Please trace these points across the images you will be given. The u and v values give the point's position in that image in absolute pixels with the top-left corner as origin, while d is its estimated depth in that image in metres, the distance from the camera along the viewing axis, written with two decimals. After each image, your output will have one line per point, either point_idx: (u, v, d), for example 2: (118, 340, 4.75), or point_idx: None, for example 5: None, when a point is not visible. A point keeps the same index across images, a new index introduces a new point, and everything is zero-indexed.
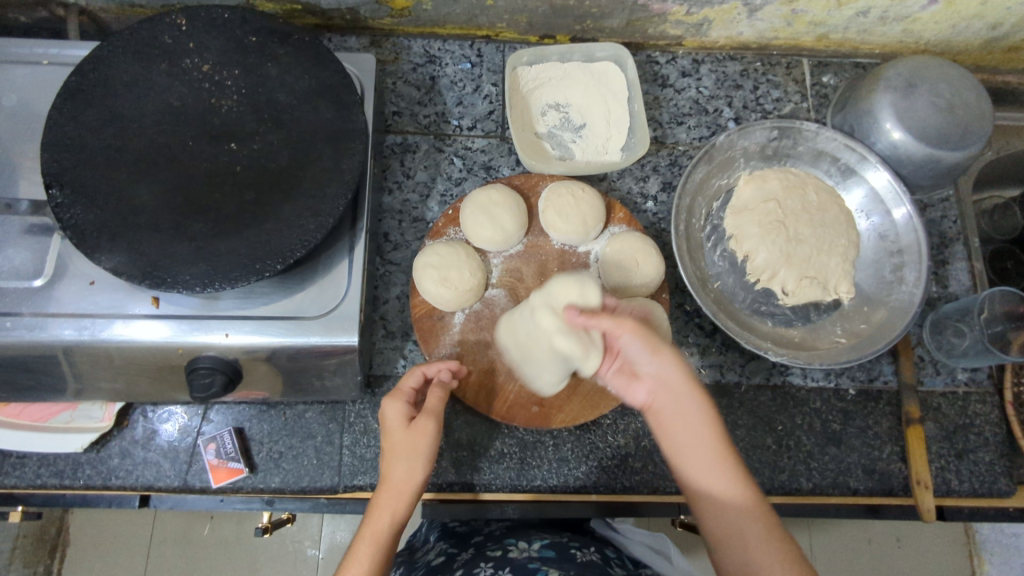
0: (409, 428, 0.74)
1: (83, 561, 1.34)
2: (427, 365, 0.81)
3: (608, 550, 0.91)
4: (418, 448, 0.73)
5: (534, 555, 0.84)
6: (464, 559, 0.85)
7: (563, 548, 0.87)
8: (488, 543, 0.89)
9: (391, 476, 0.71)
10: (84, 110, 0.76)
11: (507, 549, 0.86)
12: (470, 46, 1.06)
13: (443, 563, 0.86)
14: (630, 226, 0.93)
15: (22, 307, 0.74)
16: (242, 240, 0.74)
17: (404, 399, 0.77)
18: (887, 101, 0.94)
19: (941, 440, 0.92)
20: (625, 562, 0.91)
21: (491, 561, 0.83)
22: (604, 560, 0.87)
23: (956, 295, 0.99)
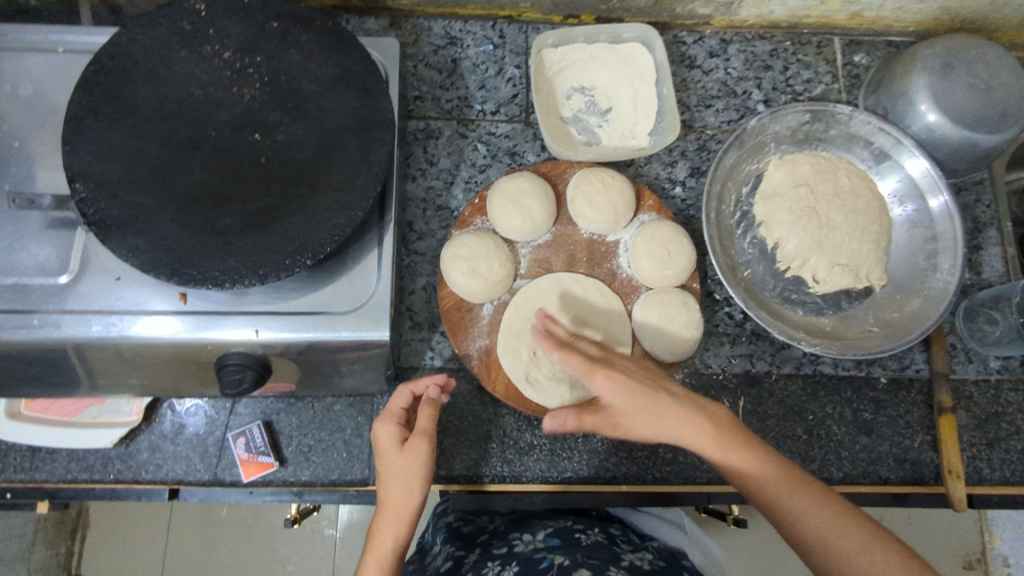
0: (402, 450, 0.74)
1: (103, 540, 1.35)
2: (416, 382, 0.80)
3: (611, 529, 0.90)
4: (414, 468, 0.74)
5: (540, 545, 0.83)
6: (471, 560, 0.84)
7: (568, 533, 0.86)
8: (494, 542, 0.88)
9: (387, 499, 0.73)
10: (104, 101, 0.74)
11: (512, 545, 0.84)
12: (492, 27, 1.03)
13: (452, 567, 0.85)
14: (660, 213, 0.91)
15: (48, 305, 0.73)
16: (270, 235, 0.72)
17: (394, 420, 0.77)
18: (924, 82, 0.92)
19: (972, 429, 0.92)
20: (631, 539, 0.90)
21: (497, 560, 0.81)
22: (608, 540, 0.86)
23: (989, 281, 0.98)
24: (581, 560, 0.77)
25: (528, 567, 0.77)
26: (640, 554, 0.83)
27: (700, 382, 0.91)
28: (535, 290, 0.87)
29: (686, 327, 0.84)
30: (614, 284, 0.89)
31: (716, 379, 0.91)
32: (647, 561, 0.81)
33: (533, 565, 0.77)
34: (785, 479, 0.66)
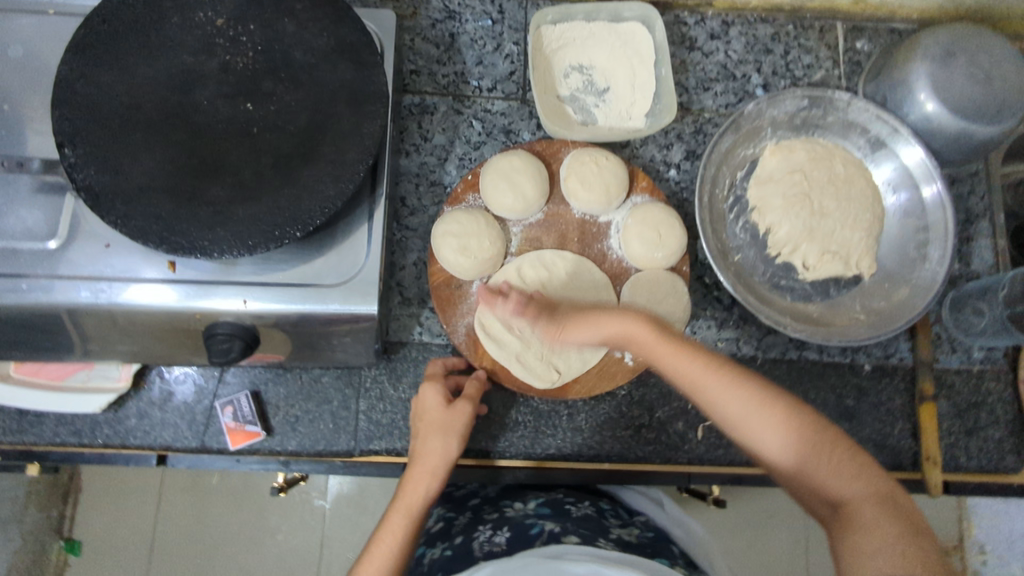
0: (449, 408, 0.79)
1: (92, 505, 1.36)
2: (447, 357, 0.88)
3: (600, 502, 0.92)
4: (452, 428, 0.78)
5: (530, 513, 0.85)
6: (462, 524, 0.87)
7: (559, 504, 0.87)
8: (484, 505, 0.90)
9: (425, 453, 0.76)
10: (95, 65, 0.74)
11: (504, 511, 0.86)
12: (492, 2, 1.02)
13: (443, 529, 0.88)
14: (653, 196, 0.91)
15: (35, 268, 0.73)
16: (260, 205, 0.72)
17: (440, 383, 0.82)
18: (924, 71, 0.91)
19: (952, 417, 0.93)
20: (619, 513, 0.91)
21: (489, 523, 0.83)
22: (598, 514, 0.87)
23: (978, 273, 0.98)
24: (571, 528, 0.79)
25: (518, 533, 0.79)
26: (628, 529, 0.85)
27: None
28: (522, 272, 0.86)
29: (674, 309, 0.85)
30: (604, 264, 0.89)
31: None
32: (636, 536, 0.83)
33: (523, 531, 0.79)
34: (772, 409, 0.66)
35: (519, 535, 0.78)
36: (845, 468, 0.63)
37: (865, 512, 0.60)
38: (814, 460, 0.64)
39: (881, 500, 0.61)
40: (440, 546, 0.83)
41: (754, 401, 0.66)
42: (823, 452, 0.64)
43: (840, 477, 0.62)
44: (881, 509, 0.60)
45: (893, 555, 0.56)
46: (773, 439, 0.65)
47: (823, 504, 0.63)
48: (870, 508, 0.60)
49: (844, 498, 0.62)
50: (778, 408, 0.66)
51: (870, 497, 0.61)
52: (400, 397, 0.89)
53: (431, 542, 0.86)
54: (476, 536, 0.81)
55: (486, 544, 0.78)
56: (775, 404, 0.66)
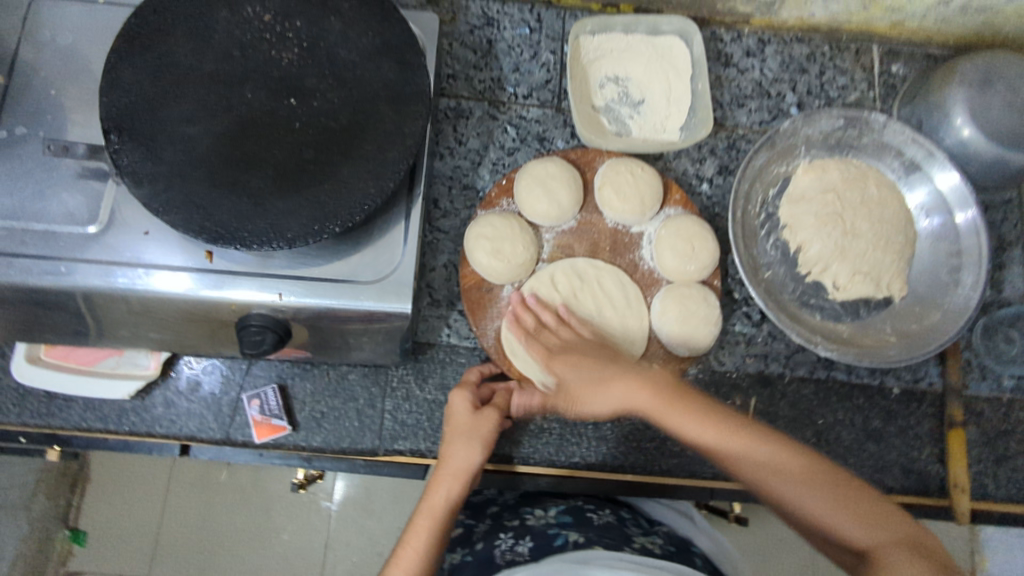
0: (476, 414, 0.79)
1: (104, 496, 1.36)
2: (484, 364, 0.88)
3: (621, 512, 0.91)
4: (479, 433, 0.78)
5: (552, 522, 0.84)
6: (482, 531, 0.88)
7: (580, 512, 0.87)
8: (505, 513, 0.90)
9: (451, 458, 0.76)
10: (144, 55, 0.75)
11: (524, 518, 0.86)
12: (530, 11, 1.03)
13: (463, 535, 0.89)
14: (686, 209, 0.91)
15: (75, 252, 0.73)
16: (300, 199, 0.72)
17: (470, 391, 0.82)
18: (962, 95, 0.92)
19: (981, 445, 0.92)
20: (641, 523, 0.90)
21: (510, 531, 0.84)
22: (619, 522, 0.86)
23: (1010, 300, 0.97)
24: (595, 539, 0.78)
25: (542, 543, 0.79)
26: (650, 538, 0.84)
27: (713, 378, 0.91)
28: (552, 277, 0.87)
29: (705, 323, 0.84)
30: (635, 275, 0.89)
31: (729, 378, 0.91)
32: (659, 545, 0.82)
33: (547, 540, 0.79)
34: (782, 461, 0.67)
35: (542, 544, 0.78)
36: (865, 516, 0.63)
37: (883, 550, 0.60)
38: (830, 507, 0.64)
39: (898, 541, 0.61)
40: (460, 552, 0.85)
41: (765, 459, 0.67)
42: (830, 494, 0.64)
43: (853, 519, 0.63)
44: (900, 548, 0.60)
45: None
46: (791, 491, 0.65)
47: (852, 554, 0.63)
48: (892, 548, 0.60)
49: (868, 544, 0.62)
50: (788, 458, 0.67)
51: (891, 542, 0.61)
52: (425, 398, 0.89)
53: (451, 547, 0.87)
54: (498, 545, 0.81)
55: (509, 552, 0.79)
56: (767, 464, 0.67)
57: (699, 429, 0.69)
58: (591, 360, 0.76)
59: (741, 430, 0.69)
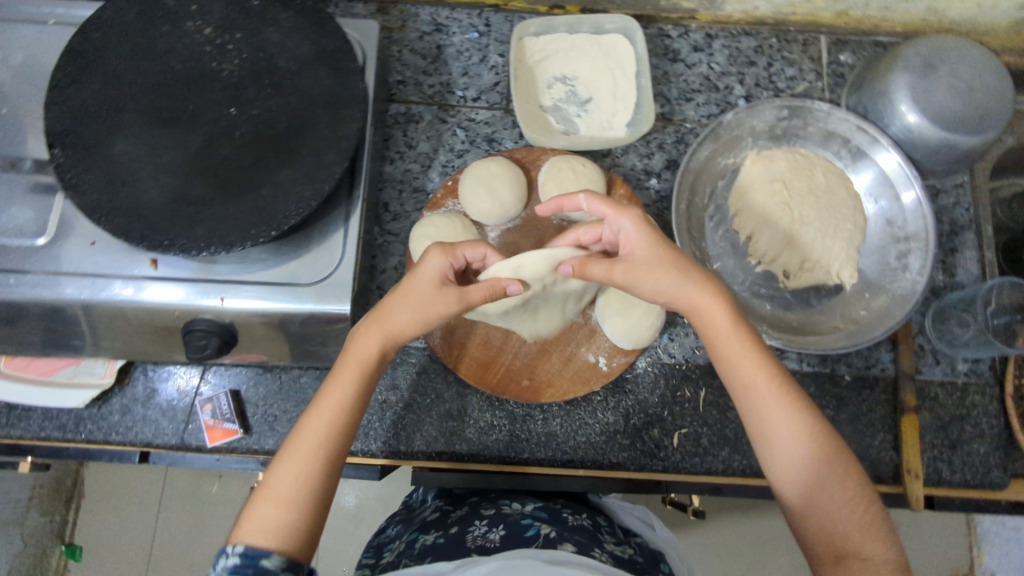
0: (442, 291, 0.70)
1: (95, 513, 1.38)
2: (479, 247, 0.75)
3: (597, 518, 0.90)
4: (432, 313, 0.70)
5: (527, 514, 0.84)
6: (458, 515, 0.85)
7: (554, 512, 0.86)
8: (483, 502, 0.88)
9: (391, 318, 0.70)
10: (87, 71, 0.77)
11: (501, 508, 0.85)
12: (478, 15, 1.05)
13: (437, 518, 0.86)
14: (630, 203, 0.92)
15: (26, 263, 0.75)
16: (237, 205, 0.74)
17: (450, 261, 0.72)
18: (903, 81, 0.92)
19: (936, 430, 0.91)
20: (614, 532, 0.90)
21: (484, 519, 0.83)
22: (594, 527, 0.86)
23: (962, 284, 0.97)
24: (566, 536, 0.79)
25: (513, 533, 0.79)
26: (622, 547, 0.83)
27: (662, 370, 0.92)
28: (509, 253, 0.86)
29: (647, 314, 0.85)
30: None
31: (679, 369, 0.92)
32: (628, 553, 0.81)
33: (518, 531, 0.79)
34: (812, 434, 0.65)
35: (514, 536, 0.78)
36: (862, 521, 0.62)
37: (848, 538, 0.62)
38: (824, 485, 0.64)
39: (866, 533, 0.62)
40: (433, 534, 0.81)
41: (802, 428, 0.65)
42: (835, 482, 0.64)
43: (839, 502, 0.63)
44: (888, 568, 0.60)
45: None
46: (797, 460, 0.65)
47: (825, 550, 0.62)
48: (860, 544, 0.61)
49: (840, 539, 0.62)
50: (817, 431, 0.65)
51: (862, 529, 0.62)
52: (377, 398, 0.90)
53: (424, 527, 0.85)
54: (470, 531, 0.80)
55: (479, 539, 0.78)
56: (802, 431, 0.65)
57: (747, 372, 0.68)
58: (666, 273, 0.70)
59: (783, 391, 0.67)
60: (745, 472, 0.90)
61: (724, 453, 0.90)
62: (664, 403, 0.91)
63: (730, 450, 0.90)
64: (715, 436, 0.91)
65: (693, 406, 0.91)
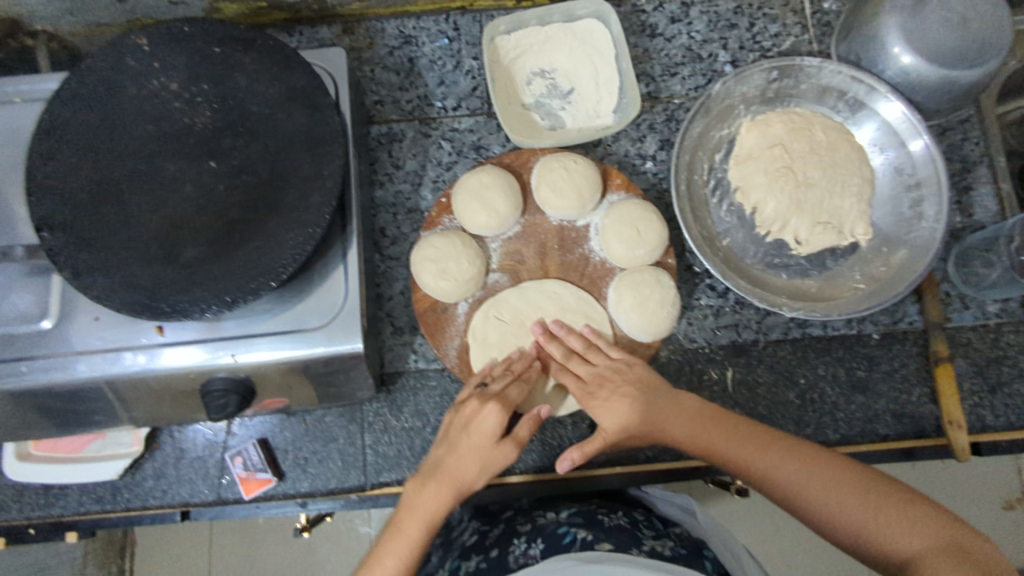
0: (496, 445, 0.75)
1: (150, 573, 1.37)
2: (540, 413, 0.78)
3: (636, 513, 0.89)
4: (489, 462, 0.74)
5: (563, 521, 0.84)
6: (496, 535, 0.85)
7: (591, 514, 0.86)
8: (518, 516, 0.88)
9: (451, 468, 0.73)
10: (61, 147, 0.76)
11: (536, 520, 0.85)
12: (446, 20, 1.02)
13: (476, 541, 0.87)
14: (629, 191, 0.90)
15: (35, 350, 0.75)
16: (233, 261, 0.73)
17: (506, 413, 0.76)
18: (895, 22, 0.87)
19: (973, 376, 0.89)
20: (654, 524, 0.88)
21: (521, 536, 0.83)
22: (632, 524, 0.85)
23: (982, 223, 0.94)
24: (605, 537, 0.79)
25: (552, 544, 0.78)
26: (662, 541, 0.82)
27: (686, 356, 0.90)
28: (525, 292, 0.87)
29: (661, 305, 0.83)
30: (587, 268, 0.88)
31: (703, 352, 0.90)
32: (669, 548, 0.80)
33: (556, 542, 0.79)
34: (849, 484, 0.66)
35: (553, 546, 0.78)
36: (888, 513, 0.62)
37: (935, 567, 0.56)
38: (878, 521, 0.62)
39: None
40: (473, 560, 0.82)
41: (782, 456, 0.70)
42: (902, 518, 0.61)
43: (911, 531, 0.60)
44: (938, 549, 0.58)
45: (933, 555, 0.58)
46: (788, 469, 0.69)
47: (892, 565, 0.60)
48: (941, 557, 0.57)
49: (912, 553, 0.59)
50: (859, 481, 0.66)
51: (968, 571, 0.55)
52: (403, 426, 0.90)
53: (465, 553, 0.85)
54: (511, 550, 0.80)
55: (521, 557, 0.78)
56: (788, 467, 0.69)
57: (730, 445, 0.72)
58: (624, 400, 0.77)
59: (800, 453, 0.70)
60: None
61: None
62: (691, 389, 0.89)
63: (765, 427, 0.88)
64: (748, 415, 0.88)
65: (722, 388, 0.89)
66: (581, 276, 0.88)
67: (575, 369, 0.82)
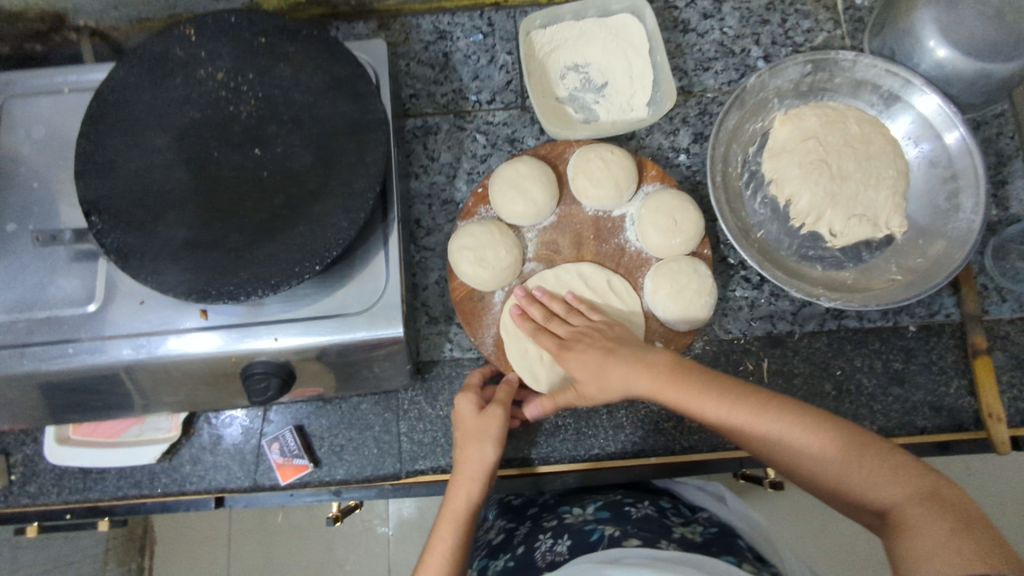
0: (483, 414, 0.79)
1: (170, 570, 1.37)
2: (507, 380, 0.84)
3: (661, 501, 0.90)
4: (490, 433, 0.78)
5: (590, 518, 0.84)
6: (522, 534, 0.86)
7: (618, 507, 0.86)
8: (544, 513, 0.89)
9: (465, 459, 0.77)
10: (110, 134, 0.77)
11: (562, 518, 0.85)
12: (480, 16, 1.03)
13: (504, 540, 0.88)
14: (664, 182, 0.90)
15: (81, 332, 0.76)
16: (278, 245, 0.74)
17: (474, 392, 0.82)
18: (930, 16, 0.88)
19: (1011, 369, 0.89)
20: (681, 511, 0.89)
21: (548, 532, 0.83)
22: (659, 513, 0.86)
23: (1019, 216, 0.94)
24: (632, 531, 0.78)
25: (579, 541, 0.79)
26: (691, 527, 0.82)
27: (721, 348, 0.90)
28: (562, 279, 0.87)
29: (699, 293, 0.84)
30: (623, 258, 0.89)
31: (738, 344, 0.90)
32: (700, 534, 0.80)
33: (584, 537, 0.79)
34: (822, 441, 0.65)
35: (580, 543, 0.78)
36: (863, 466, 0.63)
37: (915, 515, 0.58)
38: (849, 468, 0.64)
39: (959, 528, 0.56)
40: (502, 558, 0.83)
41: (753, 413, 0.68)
42: (879, 467, 0.63)
43: (885, 481, 0.62)
44: (925, 508, 0.58)
45: (938, 539, 0.56)
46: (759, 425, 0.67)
47: (868, 511, 0.63)
48: (919, 507, 0.59)
49: (887, 504, 0.61)
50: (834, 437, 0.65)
51: (951, 530, 0.56)
52: (438, 415, 0.91)
53: (494, 553, 0.86)
54: (538, 547, 0.81)
55: (548, 554, 0.78)
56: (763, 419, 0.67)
57: (704, 402, 0.69)
58: (598, 353, 0.76)
59: (772, 406, 0.68)
60: None
61: None
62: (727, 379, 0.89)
63: None
64: None
65: (757, 379, 0.89)
66: (617, 266, 0.89)
67: (554, 330, 0.81)
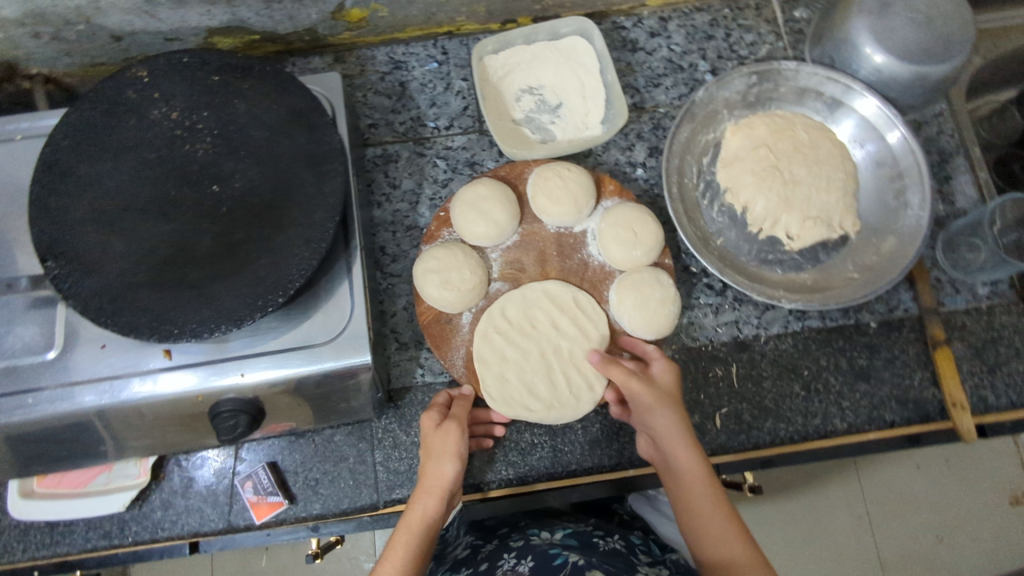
0: (439, 430, 0.80)
1: None
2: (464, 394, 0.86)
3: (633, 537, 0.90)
4: (448, 449, 0.79)
5: (557, 542, 0.84)
6: (487, 552, 0.86)
7: (586, 537, 0.86)
8: (512, 534, 0.89)
9: (426, 473, 0.78)
10: (63, 178, 0.77)
11: (530, 539, 0.86)
12: (434, 45, 1.05)
13: (469, 555, 0.87)
14: (622, 198, 0.92)
15: (41, 381, 0.74)
16: (240, 280, 0.73)
17: (435, 409, 0.83)
18: (863, 25, 0.91)
19: (971, 358, 0.91)
20: (652, 548, 0.88)
21: (513, 552, 0.83)
22: (628, 549, 0.85)
23: (964, 210, 0.97)
24: (595, 562, 0.78)
25: (542, 563, 0.79)
26: (657, 567, 0.82)
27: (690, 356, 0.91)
28: (523, 297, 0.88)
29: (664, 302, 0.85)
30: (587, 272, 0.90)
31: (706, 350, 0.91)
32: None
33: (547, 561, 0.79)
34: None
35: (543, 566, 0.78)
36: None
37: None
38: None
39: None
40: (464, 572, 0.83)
41: None
42: None
43: None
44: None
45: None
46: None
47: None
48: None
49: None
50: None
51: None
52: (413, 442, 0.90)
53: (456, 567, 0.86)
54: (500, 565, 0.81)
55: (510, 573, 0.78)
56: None
57: None
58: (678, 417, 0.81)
59: None
60: (794, 438, 0.89)
61: (768, 425, 0.89)
62: (697, 386, 0.90)
63: (774, 420, 0.89)
64: (754, 410, 0.89)
65: (727, 385, 0.90)
66: (581, 281, 0.90)
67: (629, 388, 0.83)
